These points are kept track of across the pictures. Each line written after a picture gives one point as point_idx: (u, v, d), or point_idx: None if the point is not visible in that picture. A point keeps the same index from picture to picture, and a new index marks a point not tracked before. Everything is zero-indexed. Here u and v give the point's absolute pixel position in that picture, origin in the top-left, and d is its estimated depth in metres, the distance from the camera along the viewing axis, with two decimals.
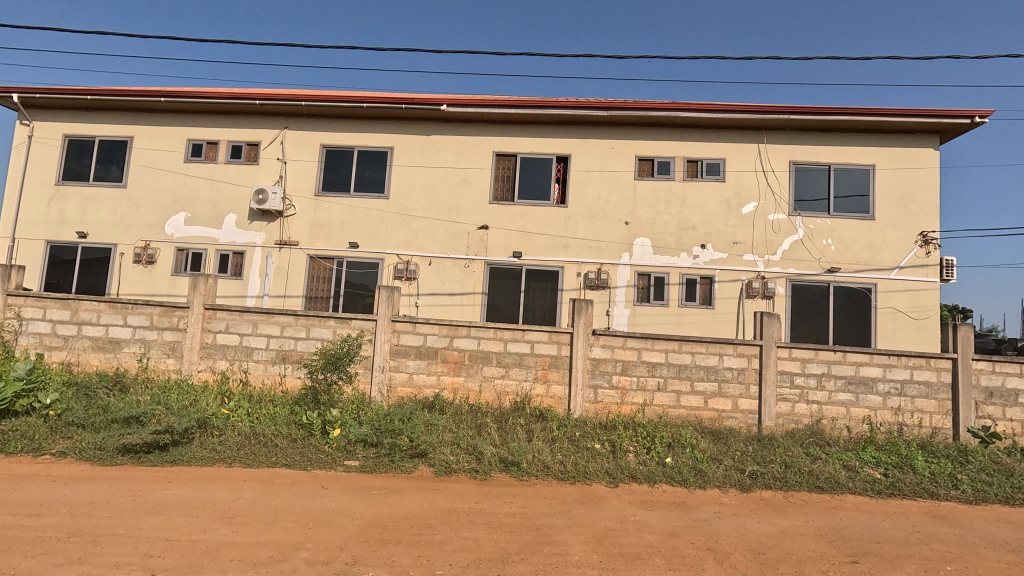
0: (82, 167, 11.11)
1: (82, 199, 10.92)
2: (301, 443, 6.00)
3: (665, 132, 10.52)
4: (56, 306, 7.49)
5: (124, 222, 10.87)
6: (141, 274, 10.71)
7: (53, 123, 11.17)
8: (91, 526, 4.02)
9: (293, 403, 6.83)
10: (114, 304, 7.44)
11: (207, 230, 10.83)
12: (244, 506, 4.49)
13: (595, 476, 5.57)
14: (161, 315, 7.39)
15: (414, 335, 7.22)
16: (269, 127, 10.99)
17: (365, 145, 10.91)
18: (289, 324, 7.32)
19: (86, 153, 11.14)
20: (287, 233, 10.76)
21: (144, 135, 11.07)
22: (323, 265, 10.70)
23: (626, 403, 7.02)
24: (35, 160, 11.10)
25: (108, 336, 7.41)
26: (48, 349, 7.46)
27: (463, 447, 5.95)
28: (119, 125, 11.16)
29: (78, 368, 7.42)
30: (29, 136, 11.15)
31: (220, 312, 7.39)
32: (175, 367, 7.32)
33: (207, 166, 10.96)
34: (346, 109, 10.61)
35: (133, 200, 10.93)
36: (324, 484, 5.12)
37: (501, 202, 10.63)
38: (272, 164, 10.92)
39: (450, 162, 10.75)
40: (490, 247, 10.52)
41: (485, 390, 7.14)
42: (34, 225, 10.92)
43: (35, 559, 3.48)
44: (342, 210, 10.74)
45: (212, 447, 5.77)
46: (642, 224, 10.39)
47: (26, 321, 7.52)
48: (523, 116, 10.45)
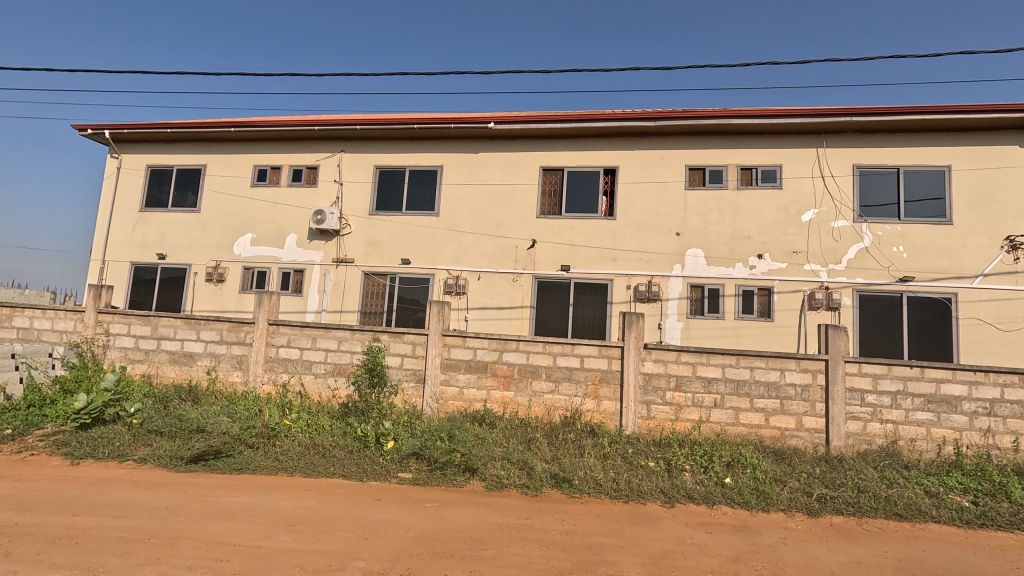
0: (162, 194, 12.09)
1: (162, 223, 11.88)
2: (357, 454, 6.19)
3: (716, 140, 10.25)
4: (139, 323, 8.14)
5: (198, 244, 11.69)
6: (212, 292, 11.47)
7: (138, 155, 12.26)
8: (168, 528, 4.28)
9: (347, 415, 7.07)
10: (189, 320, 7.99)
11: (270, 250, 11.46)
12: (304, 515, 4.66)
13: (650, 496, 5.40)
14: (230, 330, 7.87)
15: (464, 349, 7.30)
16: (327, 151, 11.59)
17: (416, 165, 11.27)
18: (346, 338, 7.60)
19: (166, 181, 12.12)
20: (343, 251, 11.23)
21: (215, 163, 11.93)
22: (377, 281, 11.06)
23: (681, 420, 6.79)
24: (122, 189, 12.19)
25: (184, 350, 7.96)
26: (131, 362, 8.10)
27: (514, 462, 5.94)
28: (194, 154, 12.07)
29: (157, 380, 8.00)
30: (118, 168, 12.28)
31: (282, 328, 7.78)
32: (242, 380, 7.77)
33: (270, 190, 11.65)
34: (399, 131, 11.02)
35: (205, 223, 11.74)
36: (378, 496, 5.23)
37: (549, 216, 10.66)
38: (329, 186, 11.48)
39: (498, 178, 10.91)
40: (538, 260, 10.54)
41: (534, 404, 7.12)
42: (121, 248, 11.95)
43: (120, 558, 3.74)
44: (394, 227, 11.12)
45: (275, 456, 6.05)
46: (695, 234, 10.12)
47: (113, 336, 8.20)
48: (570, 130, 10.49)
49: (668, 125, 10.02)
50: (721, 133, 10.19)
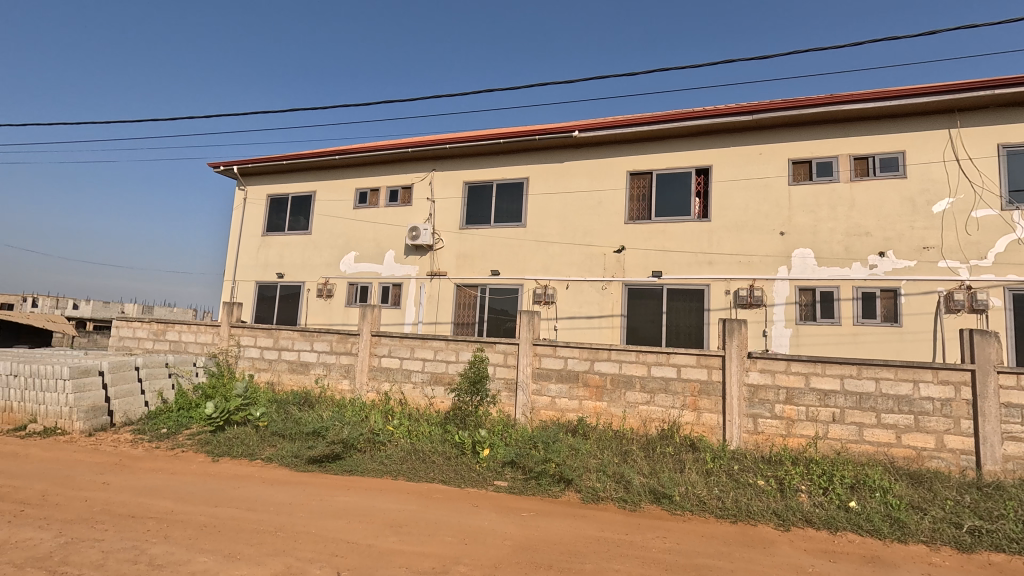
0: (279, 220, 13.46)
1: (280, 246, 13.21)
2: (454, 461, 6.39)
3: (824, 129, 9.40)
4: (263, 335, 9.08)
5: (310, 263, 12.84)
6: (323, 306, 12.53)
7: (260, 186, 13.77)
8: (292, 523, 4.70)
9: (445, 423, 7.34)
10: (304, 332, 8.77)
11: (371, 266, 12.29)
12: (409, 517, 4.89)
13: (761, 517, 5.00)
14: (339, 341, 8.52)
15: (555, 359, 7.29)
16: (420, 171, 12.23)
17: (503, 178, 11.53)
18: (441, 348, 7.92)
19: (282, 207, 13.48)
20: (436, 265, 11.75)
21: (323, 189, 13.07)
22: (468, 293, 11.43)
23: (794, 435, 6.23)
24: (248, 217, 13.75)
25: (300, 359, 8.75)
26: (258, 370, 9.05)
27: (610, 475, 5.79)
28: (305, 182, 13.32)
29: (278, 387, 8.86)
30: (244, 198, 13.88)
31: (384, 338, 8.28)
32: (350, 388, 8.36)
33: (371, 210, 12.52)
34: (486, 147, 11.36)
35: (316, 244, 12.88)
36: (475, 502, 5.35)
37: (638, 221, 10.38)
38: (423, 204, 12.09)
39: (584, 186, 10.85)
40: (628, 267, 10.29)
41: (629, 415, 6.91)
42: (247, 269, 13.46)
43: (254, 547, 4.16)
44: (484, 240, 11.44)
45: (380, 460, 6.43)
46: (801, 233, 9.34)
47: (243, 348, 9.21)
48: (658, 132, 10.17)
49: (767, 118, 9.35)
50: (829, 122, 9.33)
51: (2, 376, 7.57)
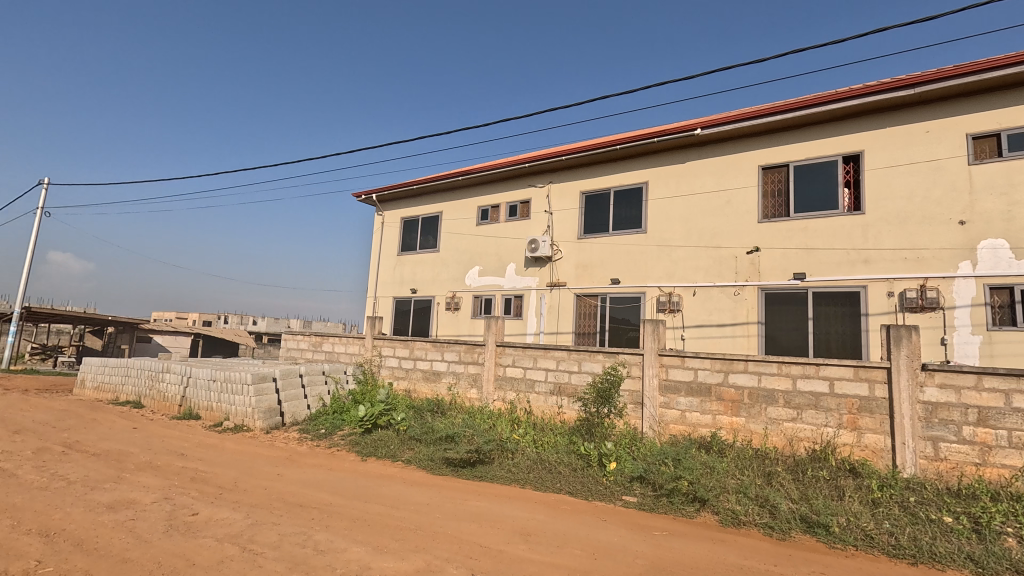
0: (411, 240, 14.64)
1: (413, 264, 14.36)
2: (581, 473, 6.34)
3: (1016, 94, 7.78)
4: (400, 346, 9.92)
5: (439, 278, 13.76)
6: (451, 318, 13.33)
7: (394, 210, 15.14)
8: (430, 523, 5.02)
9: (570, 433, 7.32)
10: (436, 343, 9.40)
11: (494, 279, 12.79)
12: (538, 526, 4.95)
13: (949, 561, 4.20)
14: (466, 351, 8.99)
15: (683, 370, 6.90)
16: (538, 184, 12.49)
17: (621, 185, 11.31)
18: (564, 358, 7.96)
19: (413, 228, 14.65)
20: (556, 275, 11.87)
21: (448, 209, 13.96)
22: (589, 302, 11.35)
23: (990, 466, 5.17)
24: (385, 239, 15.17)
25: (433, 369, 9.37)
26: (397, 378, 9.87)
27: (752, 497, 5.30)
28: (432, 204, 14.35)
29: (414, 394, 9.57)
30: (382, 222, 15.36)
31: (508, 348, 8.55)
32: (478, 396, 8.75)
33: (492, 226, 13.07)
34: (602, 154, 11.26)
35: (443, 260, 13.77)
36: (604, 517, 5.24)
37: (774, 220, 9.48)
38: (541, 216, 12.32)
39: (709, 186, 10.21)
40: (764, 270, 9.42)
41: (772, 433, 6.27)
42: (386, 285, 14.84)
43: (398, 542, 4.51)
44: (603, 249, 11.29)
45: (509, 467, 6.61)
46: (989, 221, 7.78)
47: (384, 357, 10.14)
48: (794, 120, 9.23)
49: (935, 90, 8.00)
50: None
51: (205, 380, 9.20)
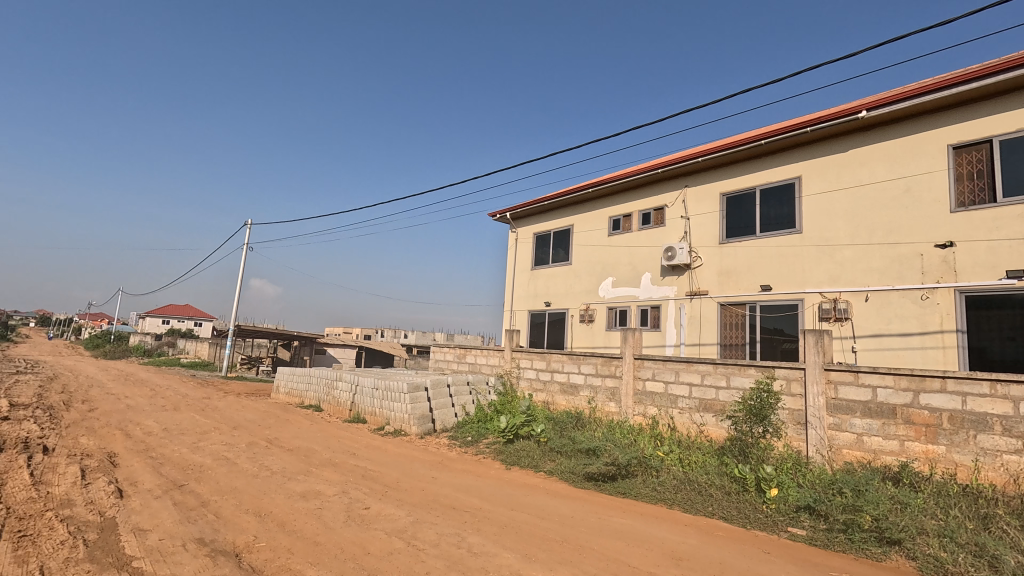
0: (544, 254, 14.96)
1: (546, 277, 14.66)
2: (736, 497, 5.84)
3: None
4: (538, 358, 10.16)
5: (572, 291, 13.85)
6: (586, 331, 13.33)
7: (528, 226, 15.65)
8: (575, 536, 5.02)
9: (721, 454, 6.81)
10: (572, 355, 9.46)
11: (629, 290, 12.49)
12: (689, 551, 4.68)
13: None
14: (603, 364, 8.90)
15: (857, 388, 6.01)
16: (673, 190, 11.98)
17: (768, 182, 10.33)
18: (709, 372, 7.45)
19: (546, 243, 14.97)
20: (696, 284, 11.21)
21: (579, 221, 14.02)
22: (735, 311, 10.50)
23: None
24: (520, 254, 15.73)
25: (570, 381, 9.43)
26: (535, 390, 10.10)
27: (963, 544, 4.39)
28: (563, 217, 14.53)
29: (553, 406, 9.71)
30: (516, 238, 15.97)
31: (647, 361, 8.27)
32: (617, 410, 8.58)
33: (625, 236, 12.80)
34: (745, 152, 10.43)
35: (576, 273, 13.83)
36: (766, 548, 4.76)
37: (972, 207, 7.87)
38: (677, 223, 11.75)
39: (881, 175, 8.86)
40: (962, 268, 7.85)
41: (983, 466, 5.21)
42: (521, 299, 15.35)
43: (545, 552, 4.59)
44: (750, 253, 10.38)
45: (653, 485, 6.35)
46: None
47: (522, 369, 10.46)
48: (997, 86, 7.63)
49: None
50: None
51: (369, 389, 10.37)
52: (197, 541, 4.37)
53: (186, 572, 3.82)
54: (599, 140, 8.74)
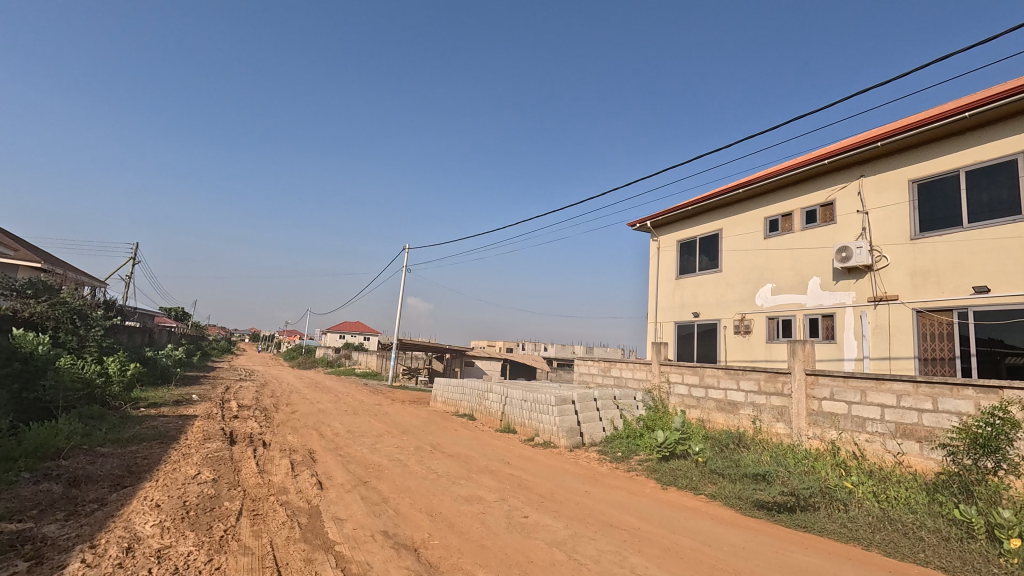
0: (690, 261, 14.14)
1: (694, 286, 13.82)
2: (959, 545, 4.79)
3: None
4: (689, 373, 9.61)
5: (724, 300, 12.86)
6: (742, 343, 12.27)
7: (670, 233, 14.96)
8: (750, 569, 4.57)
9: (931, 490, 5.71)
10: (729, 370, 8.79)
11: (793, 298, 11.21)
12: None
13: None
14: (767, 380, 8.11)
15: None
16: (844, 181, 10.48)
17: (977, 162, 8.48)
18: (907, 393, 6.33)
19: (692, 250, 14.13)
20: (881, 288, 9.61)
21: (729, 225, 12.99)
22: (938, 319, 8.76)
23: None
24: (663, 263, 15.10)
25: (728, 399, 8.75)
26: (688, 407, 9.52)
27: None
28: (710, 222, 13.59)
29: (709, 424, 9.08)
30: (658, 247, 15.37)
31: (822, 378, 7.31)
32: (787, 432, 7.74)
33: (785, 237, 11.54)
34: (941, 129, 8.73)
35: (728, 280, 12.80)
36: None
37: None
38: (852, 218, 10.23)
39: None
40: None
41: None
42: (666, 310, 14.69)
43: None
44: (955, 248, 8.59)
45: (842, 521, 5.53)
46: None
47: (672, 384, 9.97)
48: None
49: None
50: None
51: (518, 400, 10.73)
52: (383, 533, 4.90)
53: (377, 560, 4.31)
54: (750, 137, 7.81)
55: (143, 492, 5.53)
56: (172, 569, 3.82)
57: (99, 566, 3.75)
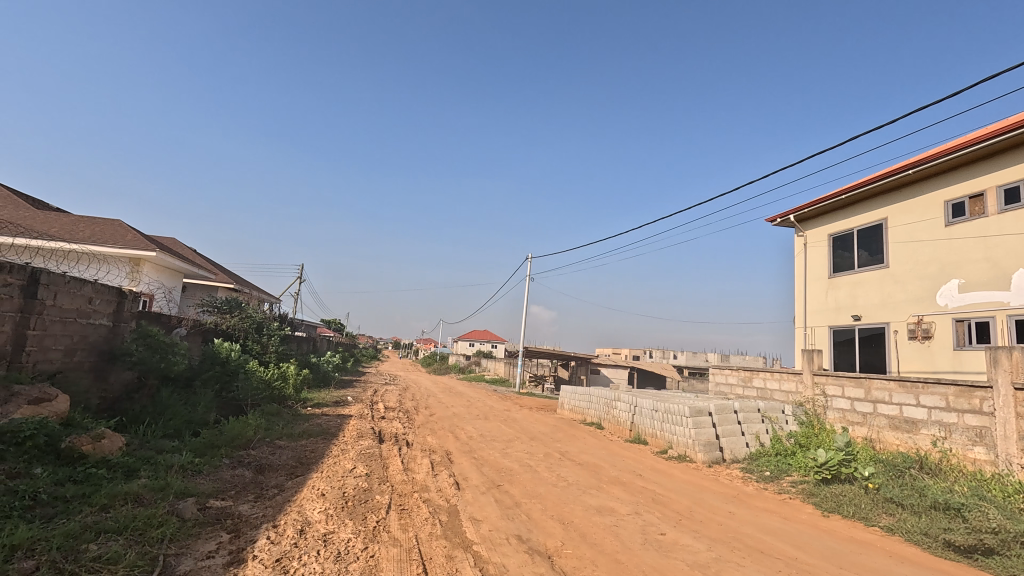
0: (845, 257, 12.42)
1: (852, 286, 12.10)
2: None
3: None
4: (851, 386, 8.48)
5: (893, 301, 11.06)
6: (920, 350, 10.45)
7: (819, 228, 13.31)
8: None
9: None
10: (904, 383, 7.60)
11: (990, 296, 9.27)
12: None
13: None
14: (957, 395, 6.87)
15: None
16: None
17: None
18: None
19: (847, 244, 12.41)
20: None
21: (895, 213, 11.15)
22: None
23: None
24: (811, 261, 13.48)
25: (904, 415, 7.57)
26: (851, 424, 8.44)
27: None
28: (870, 211, 11.81)
29: (880, 445, 7.90)
30: (805, 244, 13.77)
31: None
32: (989, 458, 6.44)
33: (975, 223, 9.57)
34: None
35: (898, 277, 10.97)
36: None
37: None
38: None
39: None
40: None
41: None
42: (818, 314, 13.07)
43: None
44: None
45: None
46: None
47: (830, 398, 8.90)
48: None
49: None
50: None
51: (648, 410, 10.29)
52: (517, 537, 5.00)
53: (513, 564, 4.40)
54: (930, 106, 6.96)
55: (311, 481, 6.33)
56: (336, 552, 4.29)
57: (280, 543, 4.36)
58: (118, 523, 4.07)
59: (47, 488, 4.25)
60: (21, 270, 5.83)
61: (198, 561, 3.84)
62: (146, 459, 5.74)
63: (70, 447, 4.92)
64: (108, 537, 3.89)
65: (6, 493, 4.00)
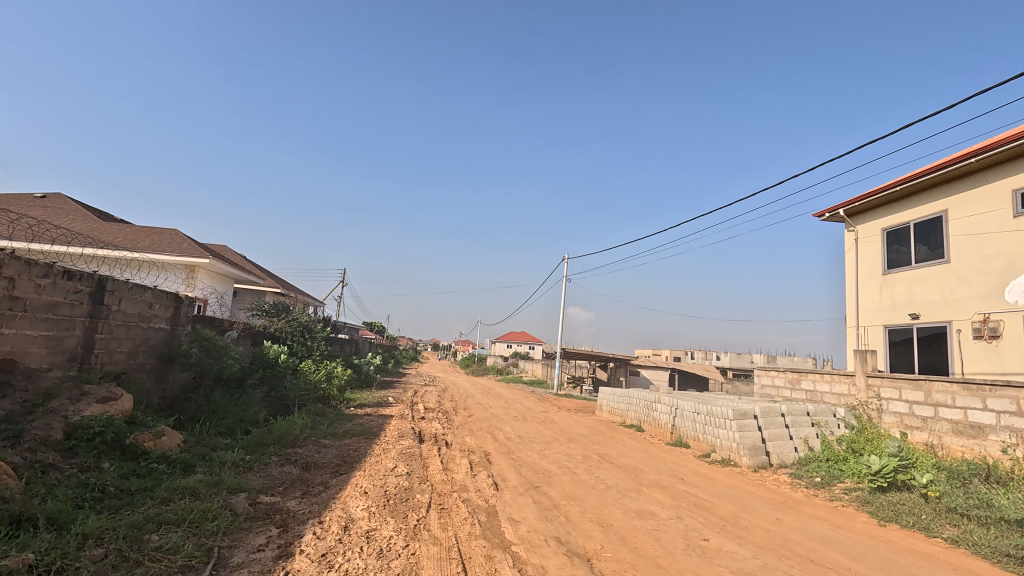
0: (901, 253, 11.76)
1: (909, 282, 11.45)
2: None
3: None
4: (909, 388, 8.03)
5: (955, 298, 10.40)
6: (986, 351, 9.80)
7: (871, 222, 12.65)
8: None
9: None
10: (968, 386, 7.14)
11: None
12: None
13: None
14: None
15: None
16: None
17: None
18: None
19: (903, 238, 11.74)
20: None
21: (956, 204, 10.47)
22: None
23: None
24: (863, 257, 12.83)
25: (969, 420, 7.11)
26: (909, 428, 7.98)
27: None
28: (928, 203, 11.14)
29: (941, 451, 7.43)
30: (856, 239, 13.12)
31: None
32: None
33: None
34: None
35: (960, 273, 10.31)
36: None
37: None
38: None
39: None
40: None
41: None
42: (872, 312, 12.42)
43: None
44: None
45: None
46: None
47: (887, 401, 8.46)
48: None
49: None
50: None
51: (690, 412, 10.04)
52: (556, 539, 4.98)
53: (551, 565, 4.40)
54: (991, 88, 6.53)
55: (355, 479, 6.51)
56: (379, 549, 4.40)
57: (325, 538, 4.50)
58: (177, 516, 4.31)
59: (113, 481, 4.56)
60: (89, 278, 6.29)
61: (250, 553, 4.02)
62: (201, 456, 6.06)
63: (133, 443, 5.24)
64: (168, 528, 4.12)
65: (78, 485, 4.31)
